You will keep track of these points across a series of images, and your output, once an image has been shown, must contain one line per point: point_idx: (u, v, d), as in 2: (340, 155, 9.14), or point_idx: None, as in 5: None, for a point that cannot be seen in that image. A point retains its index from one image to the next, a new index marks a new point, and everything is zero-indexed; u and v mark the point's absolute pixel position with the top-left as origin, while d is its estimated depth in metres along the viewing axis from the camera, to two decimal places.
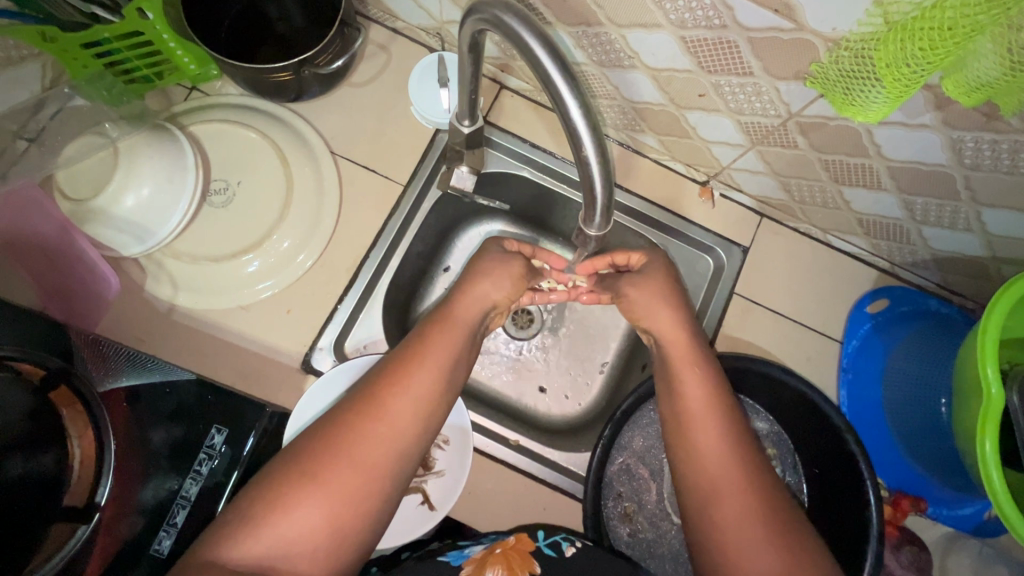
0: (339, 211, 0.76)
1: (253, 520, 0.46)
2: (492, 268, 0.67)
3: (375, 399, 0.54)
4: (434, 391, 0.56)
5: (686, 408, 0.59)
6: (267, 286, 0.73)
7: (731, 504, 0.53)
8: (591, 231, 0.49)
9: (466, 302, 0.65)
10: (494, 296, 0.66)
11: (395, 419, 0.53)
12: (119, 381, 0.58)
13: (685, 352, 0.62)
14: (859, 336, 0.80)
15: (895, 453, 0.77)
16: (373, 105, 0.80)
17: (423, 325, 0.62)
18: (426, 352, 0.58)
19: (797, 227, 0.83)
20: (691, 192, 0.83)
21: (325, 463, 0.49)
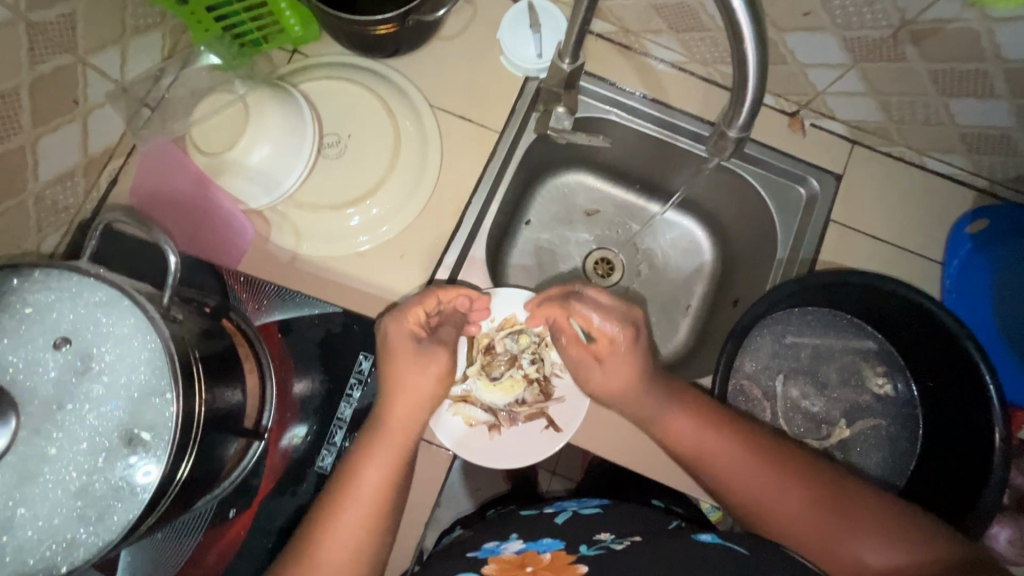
0: (442, 159, 0.79)
1: None
2: (412, 376, 0.63)
3: (323, 521, 0.59)
4: (386, 481, 0.60)
5: (687, 445, 0.64)
6: (368, 239, 0.76)
7: (783, 502, 0.60)
8: (733, 132, 0.54)
9: (399, 410, 0.63)
10: (426, 398, 0.64)
11: (342, 544, 0.58)
12: (272, 316, 0.72)
13: (643, 405, 0.66)
14: (961, 256, 0.80)
15: (1007, 368, 0.77)
16: (464, 59, 0.83)
17: (362, 439, 0.63)
18: (360, 479, 0.60)
19: (891, 151, 0.82)
20: (781, 124, 0.83)
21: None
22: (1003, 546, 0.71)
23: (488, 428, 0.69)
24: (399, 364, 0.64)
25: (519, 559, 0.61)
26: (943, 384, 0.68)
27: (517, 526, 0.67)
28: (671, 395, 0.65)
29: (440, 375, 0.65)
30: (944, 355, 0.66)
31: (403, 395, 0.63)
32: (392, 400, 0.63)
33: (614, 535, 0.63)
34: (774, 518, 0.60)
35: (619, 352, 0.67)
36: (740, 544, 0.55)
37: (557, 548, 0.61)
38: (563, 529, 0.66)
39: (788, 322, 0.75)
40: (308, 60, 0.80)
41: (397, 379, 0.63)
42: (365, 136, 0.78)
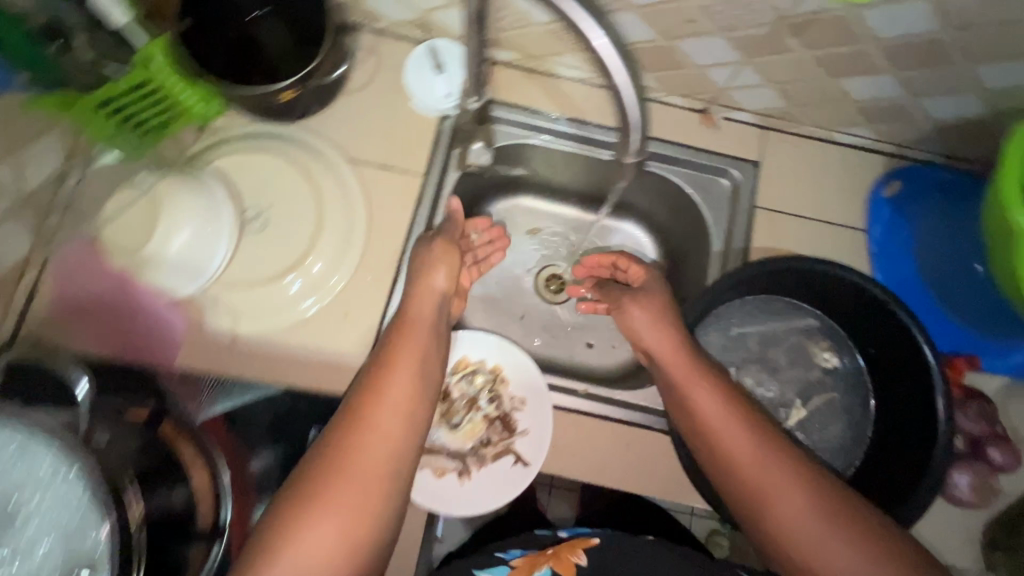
0: (369, 212, 0.79)
1: (281, 538, 0.52)
2: (427, 265, 0.72)
3: (358, 420, 0.59)
4: (413, 388, 0.63)
5: (702, 420, 0.63)
6: (311, 303, 0.75)
7: (791, 501, 0.57)
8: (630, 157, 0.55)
9: (421, 301, 0.70)
10: (439, 284, 0.72)
11: (383, 434, 0.59)
12: (215, 409, 0.69)
13: (686, 371, 0.66)
14: (881, 220, 0.83)
15: (943, 321, 0.79)
16: (376, 108, 0.83)
17: (380, 353, 0.65)
18: (395, 371, 0.63)
19: (801, 131, 0.86)
20: (694, 122, 0.86)
21: (323, 488, 0.55)
22: (966, 492, 0.73)
23: (458, 475, 0.69)
24: (433, 249, 0.73)
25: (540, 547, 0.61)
26: (882, 349, 0.71)
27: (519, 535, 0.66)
28: (694, 361, 0.66)
29: (454, 263, 0.74)
30: (879, 320, 0.69)
31: (427, 286, 0.71)
32: (414, 293, 0.71)
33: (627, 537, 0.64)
34: (767, 497, 0.58)
35: (646, 294, 0.75)
36: None
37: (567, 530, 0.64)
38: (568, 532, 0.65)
39: (731, 314, 0.77)
40: (217, 136, 0.78)
41: (420, 274, 0.72)
42: (286, 203, 0.77)
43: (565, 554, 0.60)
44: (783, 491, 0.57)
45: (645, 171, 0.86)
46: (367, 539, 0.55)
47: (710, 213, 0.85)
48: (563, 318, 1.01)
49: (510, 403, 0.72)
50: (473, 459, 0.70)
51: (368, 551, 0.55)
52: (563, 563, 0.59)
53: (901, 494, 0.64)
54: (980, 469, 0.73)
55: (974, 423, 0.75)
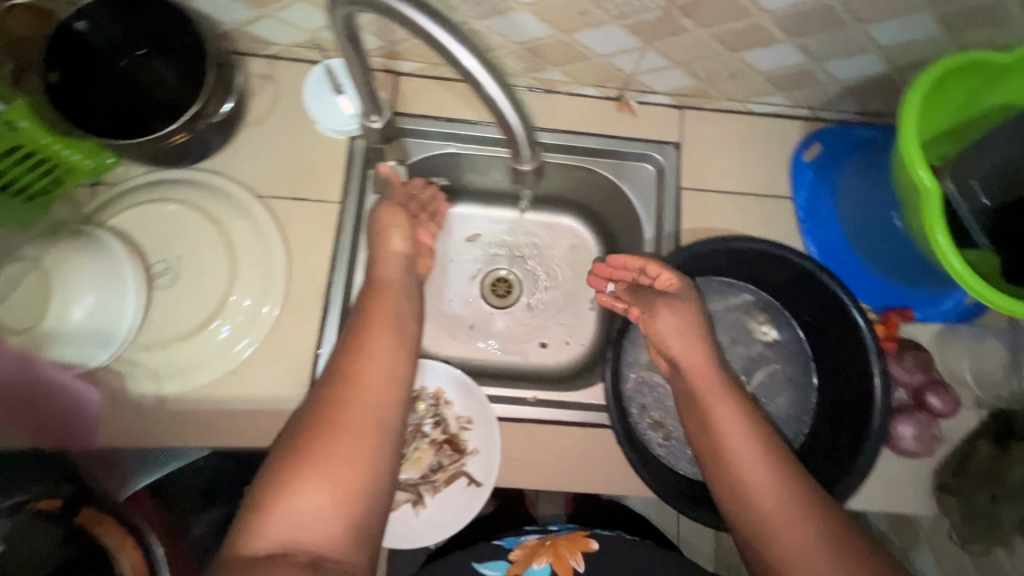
0: (286, 248, 0.76)
1: (274, 498, 0.50)
2: (388, 224, 0.73)
3: (348, 374, 0.58)
4: (398, 342, 0.63)
5: (722, 438, 0.61)
6: (246, 344, 0.72)
7: (797, 534, 0.54)
8: (524, 163, 0.65)
9: (390, 265, 0.71)
10: (396, 247, 0.73)
11: (369, 389, 0.58)
12: (137, 483, 0.66)
13: (710, 385, 0.64)
14: (806, 186, 0.84)
15: (872, 279, 0.81)
16: (281, 139, 0.79)
17: (360, 313, 0.65)
18: (377, 329, 0.63)
19: (717, 107, 0.85)
20: (610, 110, 0.85)
21: (316, 445, 0.53)
22: (910, 441, 0.75)
23: (412, 505, 0.68)
24: (382, 211, 0.74)
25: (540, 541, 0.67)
26: (817, 316, 0.73)
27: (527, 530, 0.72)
28: (724, 378, 0.64)
29: (408, 226, 0.74)
30: (809, 289, 0.71)
31: (385, 245, 0.72)
32: (381, 257, 0.71)
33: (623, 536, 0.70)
34: (767, 515, 0.56)
35: (682, 297, 0.68)
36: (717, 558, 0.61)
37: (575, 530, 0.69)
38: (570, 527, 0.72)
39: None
40: (112, 191, 0.74)
41: (376, 232, 0.73)
42: (195, 252, 0.73)
43: (565, 556, 0.65)
44: (783, 503, 0.56)
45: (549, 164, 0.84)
46: (367, 487, 0.53)
47: (639, 201, 0.84)
48: (512, 321, 0.99)
49: (456, 424, 0.71)
50: (426, 486, 0.69)
51: (368, 498, 0.53)
52: (563, 565, 0.64)
53: (842, 460, 0.67)
54: (922, 418, 0.75)
55: (912, 373, 0.76)
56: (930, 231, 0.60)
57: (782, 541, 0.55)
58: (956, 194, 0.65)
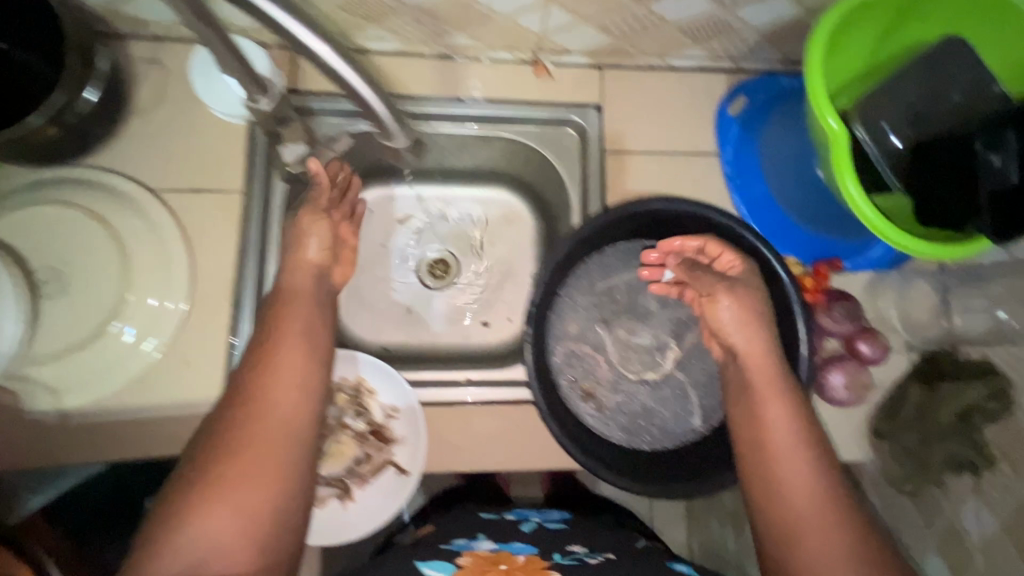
0: (187, 244, 0.71)
1: (170, 533, 0.46)
2: (305, 229, 0.68)
3: (251, 397, 0.55)
4: (307, 357, 0.59)
5: (771, 439, 0.57)
6: (152, 344, 0.67)
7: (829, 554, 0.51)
8: (398, 141, 0.61)
9: (300, 273, 0.66)
10: (311, 254, 0.67)
11: (277, 410, 0.55)
12: (30, 505, 0.65)
13: (768, 382, 0.59)
14: (732, 140, 0.81)
15: (801, 232, 0.80)
16: (174, 127, 0.74)
17: (267, 325, 0.61)
18: (284, 345, 0.59)
19: (637, 64, 0.82)
20: (526, 75, 0.81)
21: (213, 472, 0.50)
22: (841, 390, 0.75)
23: (339, 500, 0.66)
24: (302, 219, 0.68)
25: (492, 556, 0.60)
26: None
27: (485, 530, 0.69)
28: (783, 375, 0.59)
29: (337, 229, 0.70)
30: (733, 247, 0.69)
31: (303, 252, 0.67)
32: (293, 261, 0.66)
33: (587, 549, 0.65)
34: (794, 520, 0.53)
35: (744, 282, 0.64)
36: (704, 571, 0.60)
37: (531, 553, 0.62)
38: (529, 537, 0.67)
39: (596, 268, 0.73)
40: None
41: (293, 237, 0.67)
42: (83, 256, 0.68)
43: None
44: (807, 507, 0.53)
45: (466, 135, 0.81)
46: (270, 513, 0.50)
47: (562, 168, 0.81)
48: (452, 302, 0.96)
49: (381, 414, 0.68)
50: (353, 480, 0.67)
51: (274, 526, 0.50)
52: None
53: None
54: (854, 367, 0.75)
55: (841, 324, 0.76)
56: (840, 180, 0.60)
57: (812, 552, 0.51)
58: (868, 137, 0.63)
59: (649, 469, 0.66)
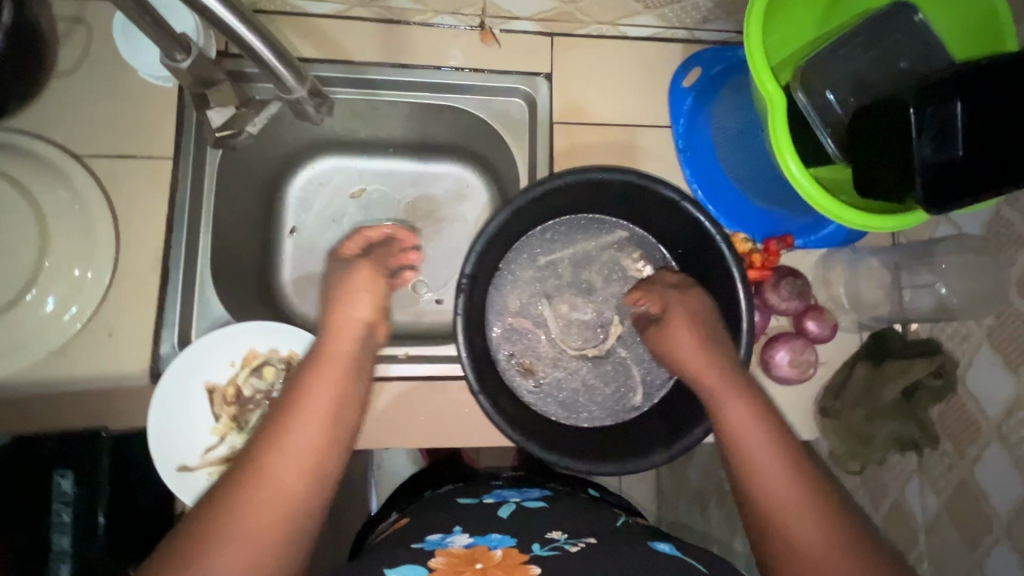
0: (113, 212, 0.68)
1: None
2: (352, 291, 0.66)
3: (254, 468, 0.50)
4: (327, 426, 0.55)
5: (744, 453, 0.54)
6: (75, 314, 0.65)
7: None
8: (299, 92, 0.59)
9: (343, 336, 0.63)
10: (360, 314, 0.65)
11: (277, 480, 0.50)
12: None
13: (723, 383, 0.59)
14: (684, 114, 0.79)
15: (751, 208, 0.78)
16: (100, 90, 0.70)
17: (297, 381, 0.58)
18: (305, 414, 0.55)
19: (589, 31, 0.79)
20: (473, 41, 0.78)
21: (193, 552, 0.45)
22: (784, 366, 0.74)
23: None
24: (357, 274, 0.68)
25: (467, 554, 0.52)
26: (688, 248, 0.69)
27: (460, 522, 0.60)
28: (737, 379, 0.59)
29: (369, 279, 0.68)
30: (673, 220, 0.67)
31: (344, 318, 0.64)
32: (336, 323, 0.64)
33: (568, 535, 0.56)
34: (793, 550, 0.49)
35: (676, 302, 0.65)
36: (699, 562, 0.52)
37: (509, 546, 0.53)
38: (506, 525, 0.58)
39: (538, 242, 0.72)
40: None
41: (344, 291, 0.67)
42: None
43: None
44: (799, 516, 0.50)
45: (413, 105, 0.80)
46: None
47: (510, 139, 0.79)
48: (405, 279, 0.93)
49: None
50: None
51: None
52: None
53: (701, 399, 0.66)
54: (799, 345, 0.74)
55: (788, 301, 0.75)
56: (780, 159, 0.58)
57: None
58: (809, 104, 0.60)
59: (584, 447, 0.65)
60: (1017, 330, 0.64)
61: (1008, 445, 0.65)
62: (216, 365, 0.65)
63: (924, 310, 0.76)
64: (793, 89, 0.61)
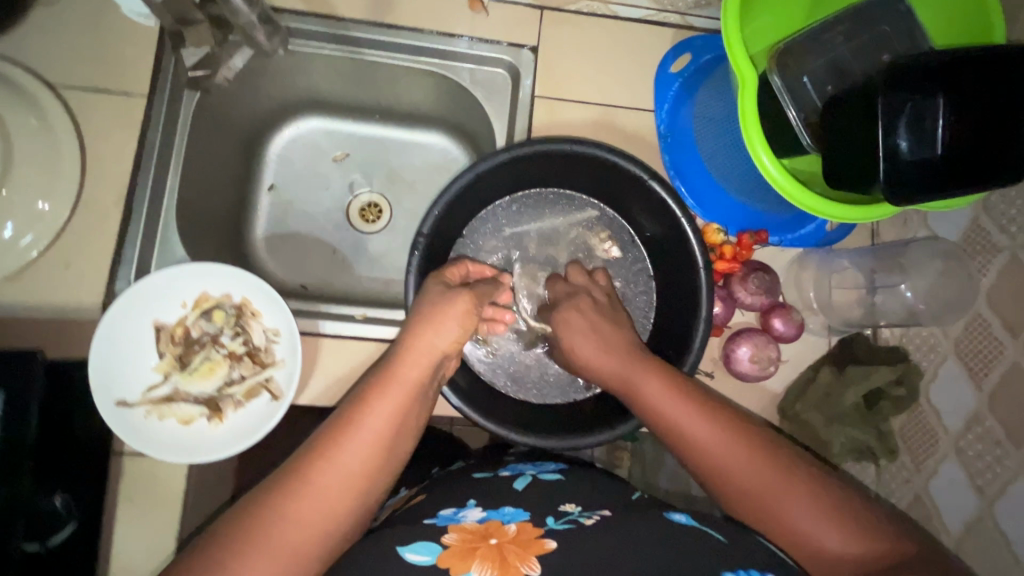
0: (82, 145, 0.68)
1: None
2: (442, 314, 0.60)
3: (297, 479, 0.48)
4: (380, 452, 0.52)
5: (665, 419, 0.56)
6: (31, 242, 0.65)
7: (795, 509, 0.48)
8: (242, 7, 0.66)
9: (413, 358, 0.58)
10: (443, 344, 0.60)
11: (320, 493, 0.47)
12: None
13: (627, 369, 0.61)
14: (670, 99, 0.77)
15: (729, 201, 0.76)
16: (81, 22, 0.70)
17: (359, 391, 0.55)
18: (357, 434, 0.51)
19: (579, 8, 0.78)
20: (461, 8, 0.77)
21: (226, 557, 0.43)
22: (745, 361, 0.73)
23: (207, 419, 0.65)
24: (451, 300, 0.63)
25: (482, 530, 0.48)
26: (658, 229, 0.70)
27: (476, 494, 0.55)
28: (645, 359, 0.61)
29: (464, 316, 0.62)
30: (638, 197, 0.68)
31: (419, 341, 0.59)
32: (410, 343, 0.59)
33: (582, 507, 0.53)
34: (755, 497, 0.49)
35: (575, 302, 0.68)
36: (720, 532, 0.48)
37: (524, 520, 0.49)
38: (519, 497, 0.54)
39: (501, 215, 0.75)
40: None
41: (430, 312, 0.61)
42: None
43: (513, 563, 0.44)
44: (751, 475, 0.50)
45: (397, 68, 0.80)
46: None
47: (490, 110, 0.78)
48: (380, 247, 0.92)
49: (262, 337, 0.67)
50: (225, 400, 0.66)
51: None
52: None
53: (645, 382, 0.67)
54: (761, 341, 0.73)
55: (755, 296, 0.73)
56: (755, 154, 0.57)
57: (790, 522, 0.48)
58: (783, 87, 0.59)
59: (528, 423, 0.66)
60: (983, 340, 0.63)
61: (964, 459, 0.64)
62: (167, 304, 0.66)
63: (894, 317, 0.74)
64: (765, 72, 0.61)
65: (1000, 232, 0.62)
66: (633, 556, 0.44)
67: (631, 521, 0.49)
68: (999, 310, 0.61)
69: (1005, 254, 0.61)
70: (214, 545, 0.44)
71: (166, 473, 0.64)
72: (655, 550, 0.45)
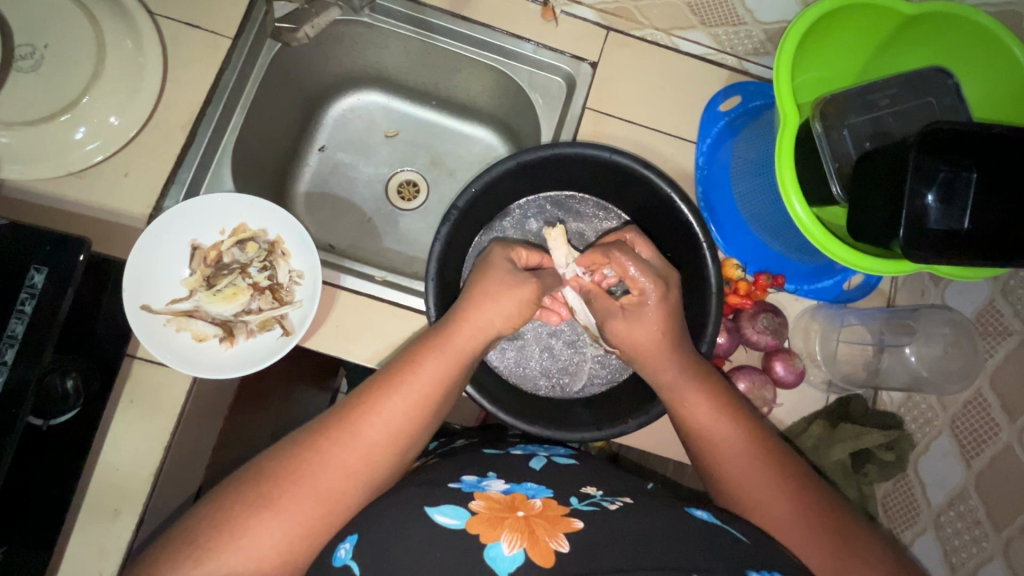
0: (165, 70, 0.74)
1: (208, 536, 0.48)
2: (498, 294, 0.64)
3: (347, 428, 0.54)
4: (418, 414, 0.57)
5: (706, 426, 0.60)
6: (98, 149, 0.70)
7: (807, 536, 0.52)
8: None
9: (467, 328, 0.62)
10: (496, 322, 0.64)
11: (363, 444, 0.54)
12: None
13: (684, 376, 0.62)
14: (713, 135, 0.79)
15: (752, 239, 0.76)
16: None
17: (408, 351, 0.60)
18: (398, 397, 0.56)
19: (643, 35, 0.82)
20: (534, 14, 0.82)
21: (278, 489, 0.50)
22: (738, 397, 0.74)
23: (219, 340, 0.68)
24: (491, 286, 0.65)
25: (509, 501, 0.51)
26: (677, 252, 0.72)
27: (496, 467, 0.58)
28: (699, 365, 0.63)
29: (524, 303, 0.65)
30: (665, 215, 0.71)
31: (474, 313, 0.63)
32: (466, 314, 0.62)
33: (603, 492, 0.55)
34: (774, 519, 0.54)
35: (653, 296, 0.63)
36: (740, 532, 0.51)
37: (548, 497, 0.52)
38: (541, 475, 0.57)
39: (532, 207, 0.79)
40: None
41: (486, 293, 0.64)
42: (61, 43, 0.69)
43: (542, 537, 0.46)
44: (773, 501, 0.54)
45: (463, 58, 0.85)
46: (320, 537, 0.51)
47: (543, 113, 0.82)
48: (411, 225, 0.96)
49: (287, 276, 0.71)
50: (239, 326, 0.69)
51: (317, 544, 0.51)
52: (540, 550, 0.45)
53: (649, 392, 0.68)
54: (757, 380, 0.74)
55: (761, 335, 0.75)
56: (786, 199, 0.59)
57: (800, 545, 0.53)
58: (823, 134, 0.62)
59: (521, 410, 0.68)
60: (980, 420, 0.63)
61: (941, 535, 0.64)
62: (208, 227, 0.70)
63: (897, 380, 0.75)
64: (809, 120, 0.64)
65: (1013, 316, 0.63)
66: (607, 547, 0.46)
67: (603, 514, 0.50)
68: (1001, 392, 0.61)
69: (1016, 338, 0.62)
70: (266, 473, 0.51)
71: (169, 384, 0.67)
72: (618, 545, 0.46)
